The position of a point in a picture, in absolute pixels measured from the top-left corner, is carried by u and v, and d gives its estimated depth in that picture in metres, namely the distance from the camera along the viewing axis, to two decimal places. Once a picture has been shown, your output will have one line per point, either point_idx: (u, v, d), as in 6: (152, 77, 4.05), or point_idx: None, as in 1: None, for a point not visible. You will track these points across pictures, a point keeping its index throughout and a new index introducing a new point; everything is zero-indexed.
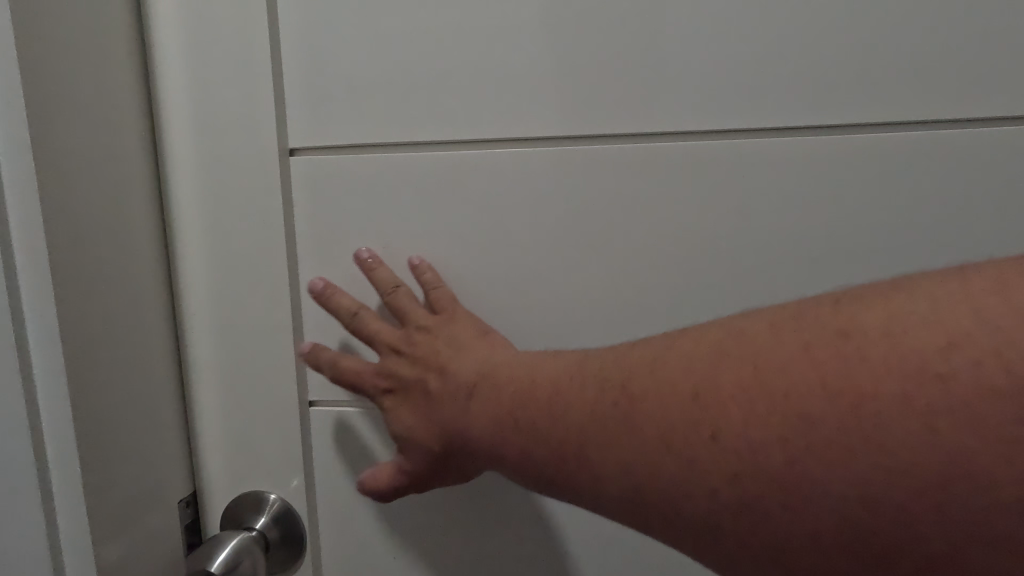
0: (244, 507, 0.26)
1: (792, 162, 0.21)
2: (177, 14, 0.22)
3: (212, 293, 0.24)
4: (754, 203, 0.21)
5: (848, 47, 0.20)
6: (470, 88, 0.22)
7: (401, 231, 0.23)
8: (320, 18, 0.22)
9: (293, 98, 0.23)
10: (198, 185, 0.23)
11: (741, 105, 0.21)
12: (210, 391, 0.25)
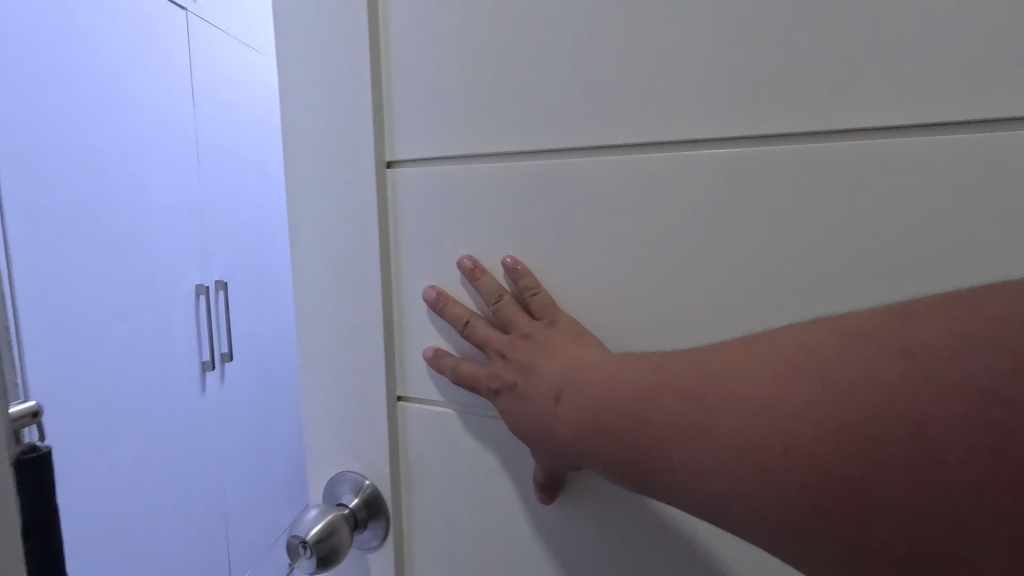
0: (340, 485, 0.28)
1: (908, 164, 0.19)
2: (298, 53, 0.26)
3: (320, 297, 0.27)
4: (859, 213, 0.19)
5: (981, 29, 0.17)
6: (555, 101, 0.22)
7: (482, 240, 0.25)
8: (416, 45, 0.24)
9: (393, 118, 0.25)
10: (311, 202, 0.27)
11: (846, 102, 0.19)
12: (312, 387, 0.28)
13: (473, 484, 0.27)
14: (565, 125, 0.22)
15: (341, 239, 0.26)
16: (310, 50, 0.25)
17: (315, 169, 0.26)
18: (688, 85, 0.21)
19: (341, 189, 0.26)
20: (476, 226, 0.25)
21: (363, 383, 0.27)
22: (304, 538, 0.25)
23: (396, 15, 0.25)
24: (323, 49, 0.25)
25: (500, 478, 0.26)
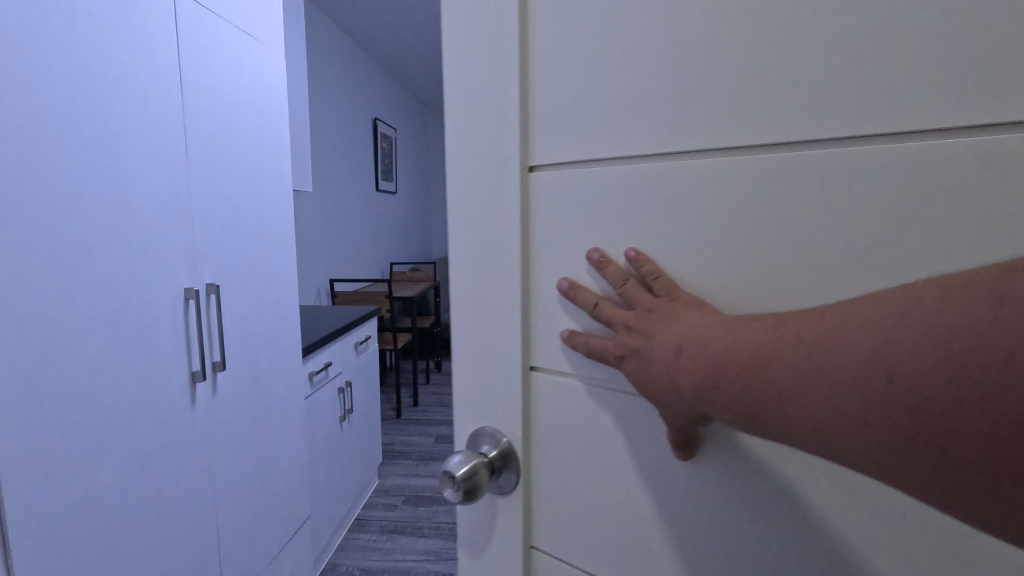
0: (484, 438, 0.39)
1: (1003, 156, 0.21)
2: (457, 114, 0.38)
3: (478, 287, 0.38)
4: (951, 200, 0.22)
5: None
6: (669, 116, 0.29)
7: (600, 240, 0.33)
8: (550, 82, 0.34)
9: (533, 134, 0.35)
10: (470, 215, 0.38)
11: (940, 104, 0.22)
12: (469, 361, 0.40)
13: (584, 440, 0.36)
14: (669, 136, 0.29)
15: (492, 241, 0.37)
16: (471, 106, 0.37)
17: (477, 179, 0.37)
18: (711, 110, 0.28)
19: (492, 201, 0.36)
20: (597, 228, 0.33)
21: (506, 353, 0.38)
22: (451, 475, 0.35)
23: (536, 63, 0.34)
24: (477, 103, 0.37)
25: (606, 436, 0.35)
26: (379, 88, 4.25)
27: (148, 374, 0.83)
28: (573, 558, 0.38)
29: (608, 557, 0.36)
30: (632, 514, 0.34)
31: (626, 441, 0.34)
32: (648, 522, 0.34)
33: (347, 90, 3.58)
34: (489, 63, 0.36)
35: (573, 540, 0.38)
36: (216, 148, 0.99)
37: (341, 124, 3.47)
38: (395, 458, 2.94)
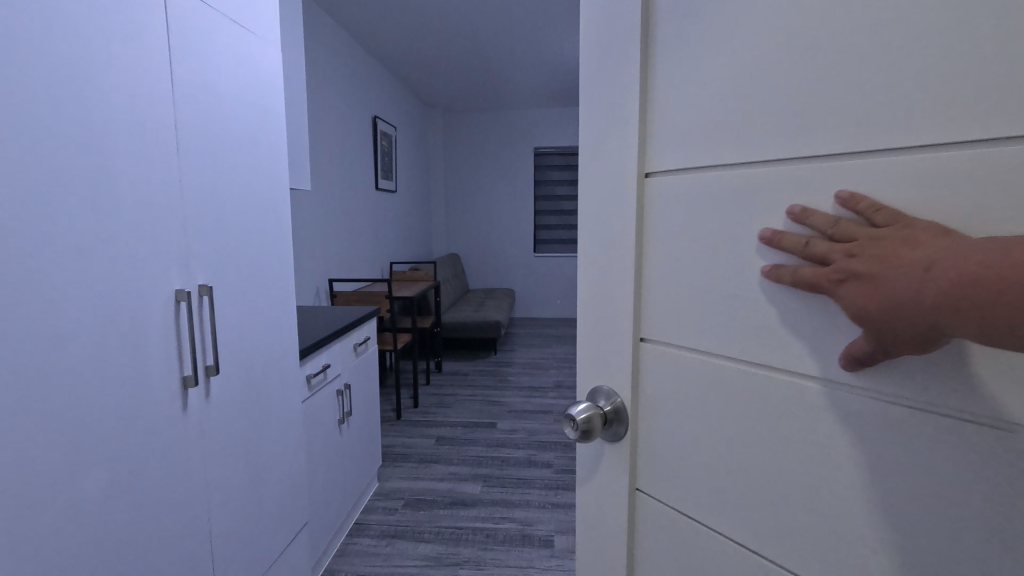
0: (598, 393, 0.51)
1: None
2: (591, 126, 0.48)
3: (599, 270, 0.49)
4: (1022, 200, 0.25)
5: None
6: (768, 126, 0.35)
7: (698, 235, 0.41)
8: (670, 101, 0.42)
9: (651, 142, 0.43)
10: (598, 207, 0.48)
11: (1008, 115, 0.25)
12: (590, 328, 0.51)
13: (676, 399, 0.45)
14: (769, 143, 0.35)
15: (612, 233, 0.47)
16: (602, 121, 0.47)
17: (601, 186, 0.47)
18: (785, 125, 0.34)
19: (611, 200, 0.46)
20: (695, 226, 0.41)
21: (619, 322, 0.48)
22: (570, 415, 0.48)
23: (661, 84, 0.43)
24: (608, 119, 0.46)
25: (689, 396, 0.44)
26: (380, 86, 4.14)
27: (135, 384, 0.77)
28: (672, 507, 0.47)
29: (687, 500, 0.45)
30: (702, 465, 0.43)
31: (706, 404, 0.42)
32: (712, 471, 0.43)
33: (345, 88, 3.47)
34: (614, 85, 0.45)
35: (673, 484, 0.46)
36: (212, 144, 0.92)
37: (339, 122, 3.36)
38: (395, 459, 2.83)
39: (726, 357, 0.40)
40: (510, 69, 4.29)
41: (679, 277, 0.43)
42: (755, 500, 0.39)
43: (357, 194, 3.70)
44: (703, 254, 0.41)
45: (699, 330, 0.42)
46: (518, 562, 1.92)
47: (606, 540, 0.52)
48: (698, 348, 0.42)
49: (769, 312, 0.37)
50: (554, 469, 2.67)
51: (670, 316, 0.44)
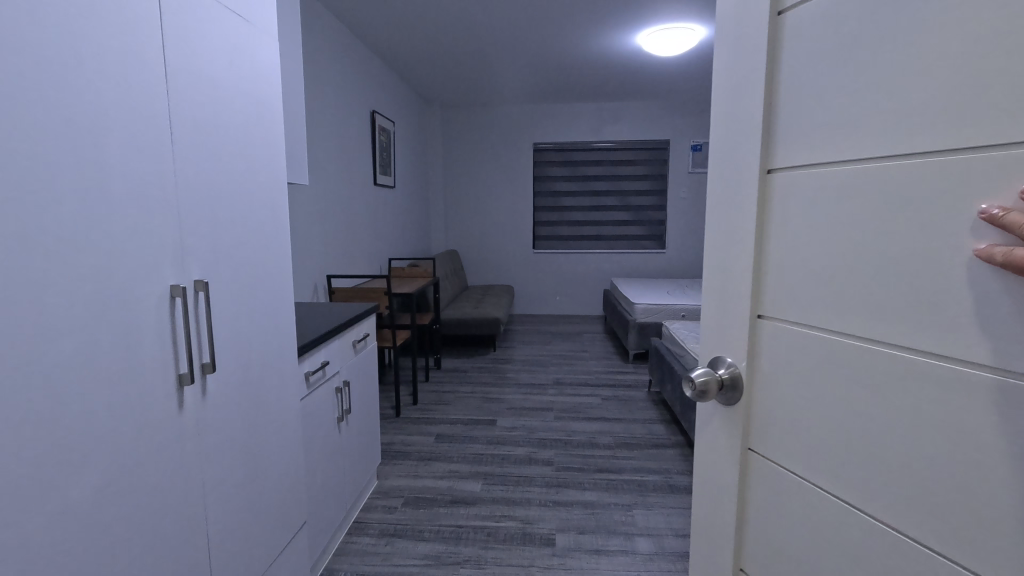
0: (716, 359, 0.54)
1: None
2: (723, 125, 0.52)
3: (723, 252, 0.53)
4: None
5: None
6: (870, 130, 0.37)
7: (818, 218, 0.42)
8: (791, 104, 0.45)
9: (766, 143, 0.47)
10: (723, 199, 0.53)
11: None
12: (716, 303, 0.55)
13: (791, 371, 0.46)
14: (873, 147, 0.37)
15: (737, 220, 0.51)
16: (727, 124, 0.51)
17: (730, 174, 0.51)
18: (867, 132, 0.38)
19: (733, 192, 0.51)
20: (817, 210, 0.42)
21: (739, 298, 0.51)
22: (687, 375, 0.52)
23: (785, 86, 0.45)
24: (732, 121, 0.51)
25: (803, 366, 0.45)
26: (376, 76, 3.94)
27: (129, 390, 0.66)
28: (779, 476, 0.48)
29: (792, 473, 0.46)
30: (809, 437, 0.44)
31: (820, 374, 0.43)
32: (819, 443, 0.44)
33: (341, 76, 3.28)
34: (741, 85, 0.49)
35: (783, 456, 0.47)
36: (216, 119, 0.82)
37: (334, 113, 3.18)
38: (393, 458, 2.72)
39: (839, 328, 0.41)
40: (512, 62, 4.11)
41: (795, 258, 0.45)
42: (855, 470, 0.40)
43: (353, 187, 3.52)
44: (822, 234, 0.42)
45: (813, 307, 0.43)
46: (520, 561, 1.87)
47: (720, 503, 0.55)
48: (814, 322, 0.43)
49: (877, 290, 0.38)
50: (554, 468, 2.59)
51: (787, 296, 0.46)
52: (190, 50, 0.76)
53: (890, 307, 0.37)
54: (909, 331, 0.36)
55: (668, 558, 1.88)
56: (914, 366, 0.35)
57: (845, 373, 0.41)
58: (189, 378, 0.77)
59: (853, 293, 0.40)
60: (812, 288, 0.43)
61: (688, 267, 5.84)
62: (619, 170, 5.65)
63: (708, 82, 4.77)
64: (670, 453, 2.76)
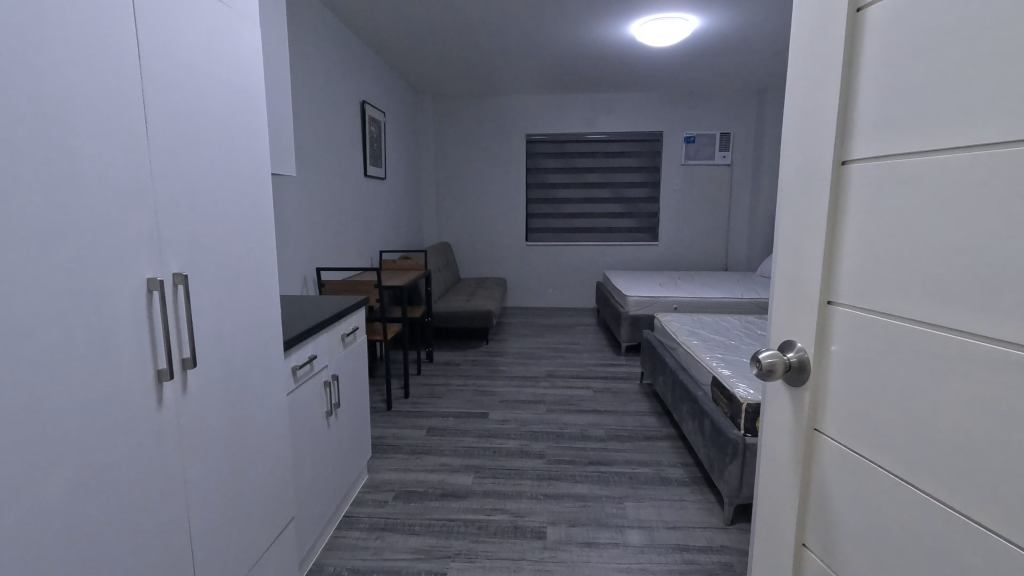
0: (788, 342, 0.62)
1: None
2: (800, 115, 0.60)
3: (796, 237, 0.61)
4: None
5: None
6: (928, 122, 0.44)
7: (882, 211, 0.49)
8: (865, 94, 0.51)
9: (840, 130, 0.54)
10: (798, 186, 0.60)
11: None
12: (788, 292, 0.63)
13: (855, 353, 0.54)
14: (928, 140, 0.44)
15: (809, 207, 0.59)
16: (805, 112, 0.59)
17: (806, 161, 0.59)
18: (922, 126, 0.45)
19: (807, 178, 0.59)
20: (882, 203, 0.50)
21: (811, 287, 0.59)
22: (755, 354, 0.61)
23: (861, 79, 0.52)
24: (809, 110, 0.58)
25: (862, 347, 0.53)
26: (359, 61, 3.77)
27: (104, 383, 0.71)
28: (838, 449, 0.57)
29: (852, 443, 0.54)
30: (869, 405, 0.52)
31: (879, 354, 0.51)
32: (876, 412, 0.51)
33: (319, 62, 3.12)
34: (819, 79, 0.56)
35: (845, 431, 0.55)
36: (192, 122, 0.87)
37: (313, 100, 3.04)
38: (383, 451, 2.77)
39: (898, 311, 0.49)
40: (497, 48, 3.92)
41: (862, 249, 0.53)
42: (902, 434, 0.48)
43: (336, 178, 3.39)
44: (885, 229, 0.50)
45: (875, 292, 0.51)
46: (510, 554, 1.93)
47: (786, 475, 0.64)
48: (876, 306, 0.51)
49: (928, 270, 0.45)
50: (545, 461, 2.68)
51: (852, 281, 0.54)
52: (162, 54, 0.80)
53: (934, 290, 0.44)
54: (950, 306, 0.43)
55: (659, 550, 1.96)
56: (949, 342, 0.43)
57: (898, 350, 0.49)
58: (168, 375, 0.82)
59: (907, 274, 0.47)
60: (875, 271, 0.51)
61: (684, 260, 5.66)
62: (613, 162, 5.46)
63: (701, 72, 4.63)
64: (663, 446, 2.84)
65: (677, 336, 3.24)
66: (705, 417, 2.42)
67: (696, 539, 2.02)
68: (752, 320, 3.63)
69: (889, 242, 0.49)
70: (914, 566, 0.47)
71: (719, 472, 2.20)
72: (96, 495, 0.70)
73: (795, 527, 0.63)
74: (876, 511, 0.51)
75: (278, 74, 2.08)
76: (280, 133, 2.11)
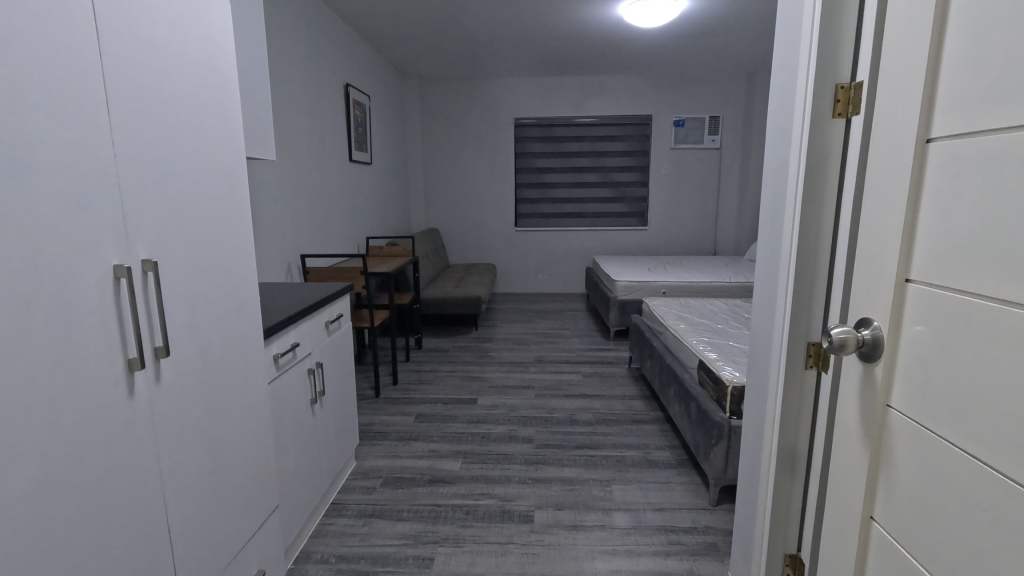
0: (864, 322, 0.85)
1: None
2: (887, 105, 0.80)
3: (882, 205, 0.81)
4: None
5: None
6: (995, 103, 0.63)
7: (957, 192, 0.69)
8: (947, 83, 0.70)
9: (925, 113, 0.73)
10: (886, 161, 0.80)
11: None
12: (864, 275, 0.85)
13: (921, 322, 0.75)
14: (994, 121, 0.64)
15: (895, 178, 0.78)
16: (892, 100, 0.78)
17: (894, 141, 0.78)
18: (991, 109, 0.64)
19: (895, 152, 0.78)
20: (959, 183, 0.68)
21: (889, 261, 0.79)
22: (828, 331, 0.83)
23: (942, 73, 0.71)
24: (896, 101, 0.78)
25: (928, 314, 0.74)
26: (342, 40, 3.58)
27: (70, 368, 0.78)
28: (906, 399, 0.78)
29: (916, 391, 0.76)
30: (933, 357, 0.73)
31: (935, 325, 0.73)
32: (939, 359, 0.72)
33: (298, 40, 2.95)
34: (907, 78, 0.76)
35: (909, 387, 0.77)
36: (154, 129, 0.94)
37: (293, 81, 2.88)
38: (371, 438, 2.69)
39: (957, 285, 0.70)
40: (482, 29, 3.75)
41: (937, 222, 0.72)
42: (957, 372, 0.69)
43: (320, 163, 3.25)
44: (956, 207, 0.69)
45: (940, 269, 0.72)
46: (498, 539, 1.91)
47: (863, 430, 0.85)
48: (940, 283, 0.72)
49: (983, 239, 0.66)
50: (534, 445, 2.62)
51: (924, 249, 0.75)
52: (121, 53, 0.86)
53: (986, 269, 0.65)
54: (999, 266, 0.64)
55: (647, 532, 1.95)
56: (992, 309, 0.65)
57: (949, 321, 0.71)
58: (139, 364, 0.90)
59: (970, 242, 0.68)
60: (945, 240, 0.71)
61: (673, 245, 5.54)
62: (602, 146, 5.30)
63: (692, 54, 4.52)
64: (649, 429, 2.78)
65: (664, 321, 3.12)
66: (690, 400, 2.33)
67: (683, 520, 2.02)
68: (738, 304, 3.53)
69: (958, 217, 0.69)
70: (961, 479, 0.69)
71: (703, 454, 2.13)
72: (68, 466, 0.78)
73: (867, 479, 0.85)
74: (933, 443, 0.73)
75: (252, 50, 1.92)
76: (256, 113, 1.96)
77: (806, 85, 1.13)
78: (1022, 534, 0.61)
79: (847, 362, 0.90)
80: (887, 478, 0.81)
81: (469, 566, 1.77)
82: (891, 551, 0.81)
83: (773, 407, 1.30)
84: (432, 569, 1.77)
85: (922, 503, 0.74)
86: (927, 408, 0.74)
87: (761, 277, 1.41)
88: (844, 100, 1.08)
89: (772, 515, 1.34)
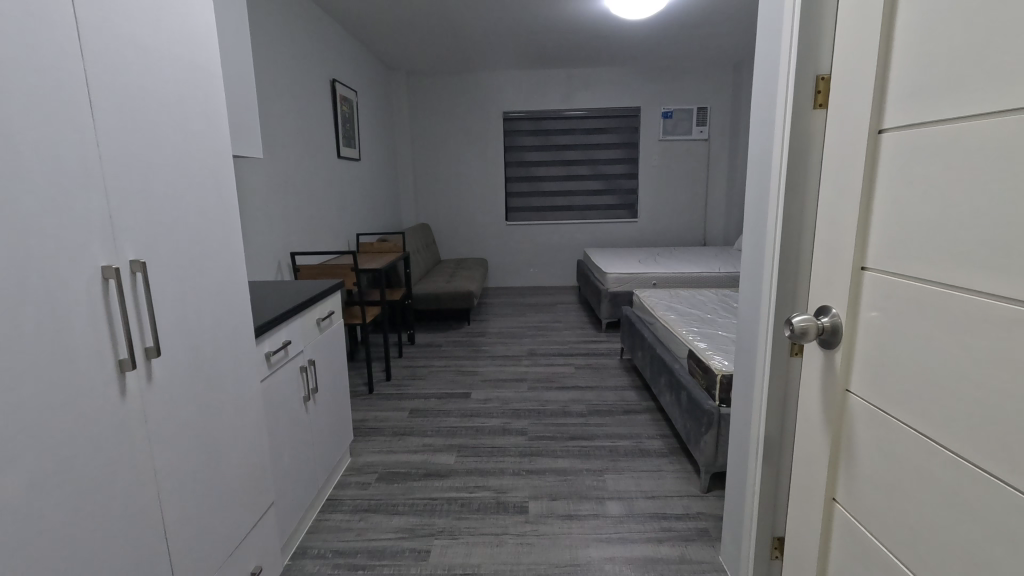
0: (822, 309, 0.91)
1: None
2: (839, 97, 0.85)
3: (835, 193, 0.87)
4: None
5: None
6: (931, 98, 0.70)
7: (904, 183, 0.75)
8: (895, 76, 0.76)
9: (877, 105, 0.79)
10: (839, 151, 0.86)
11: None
12: (822, 264, 0.91)
13: (876, 308, 0.81)
14: (935, 117, 0.70)
15: (849, 169, 0.84)
16: (843, 93, 0.84)
17: (844, 134, 0.84)
18: (931, 103, 0.70)
19: (846, 144, 0.84)
20: (905, 173, 0.75)
21: (845, 249, 0.85)
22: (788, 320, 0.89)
23: (893, 67, 0.76)
24: (845, 94, 0.84)
25: (882, 300, 0.80)
26: (327, 37, 3.64)
27: (60, 366, 0.87)
28: (863, 382, 0.84)
29: (872, 372, 0.82)
30: (886, 338, 0.79)
31: (888, 310, 0.79)
32: (891, 342, 0.78)
33: (283, 38, 3.01)
34: (857, 73, 0.81)
35: (866, 370, 0.84)
36: (137, 132, 1.02)
37: (279, 79, 2.94)
38: (366, 434, 2.79)
39: (906, 272, 0.76)
40: (468, 23, 3.82)
41: (887, 213, 0.78)
42: (907, 353, 0.75)
43: (308, 160, 3.32)
44: (904, 196, 0.75)
45: (892, 257, 0.78)
46: (493, 529, 2.03)
47: (826, 415, 0.92)
48: (892, 271, 0.78)
49: (927, 228, 0.72)
50: (527, 437, 2.74)
51: (876, 238, 0.81)
52: (105, 60, 0.94)
53: (931, 258, 0.71)
54: (940, 255, 0.70)
55: (639, 520, 2.07)
56: (938, 294, 0.71)
57: (899, 307, 0.77)
58: (129, 364, 1.00)
59: (916, 232, 0.73)
60: (894, 230, 0.77)
61: (663, 236, 5.65)
62: (591, 139, 5.39)
63: (675, 47, 4.61)
64: (641, 418, 2.91)
65: (655, 312, 3.26)
66: (680, 389, 2.46)
67: (672, 506, 2.15)
68: (727, 295, 3.65)
69: (905, 206, 0.75)
70: (909, 454, 0.76)
71: (694, 443, 2.25)
72: (61, 453, 0.87)
73: (830, 463, 0.92)
74: (887, 421, 0.80)
75: (236, 52, 1.99)
76: (241, 112, 2.03)
77: (787, 79, 1.23)
78: (959, 500, 0.68)
79: (810, 349, 0.96)
80: (848, 460, 0.88)
81: (465, 556, 1.88)
82: (852, 532, 0.88)
83: (760, 392, 1.41)
84: (427, 560, 1.88)
85: (881, 488, 0.81)
86: (882, 391, 0.80)
87: (746, 265, 1.52)
88: (825, 91, 1.21)
89: (757, 496, 1.46)
